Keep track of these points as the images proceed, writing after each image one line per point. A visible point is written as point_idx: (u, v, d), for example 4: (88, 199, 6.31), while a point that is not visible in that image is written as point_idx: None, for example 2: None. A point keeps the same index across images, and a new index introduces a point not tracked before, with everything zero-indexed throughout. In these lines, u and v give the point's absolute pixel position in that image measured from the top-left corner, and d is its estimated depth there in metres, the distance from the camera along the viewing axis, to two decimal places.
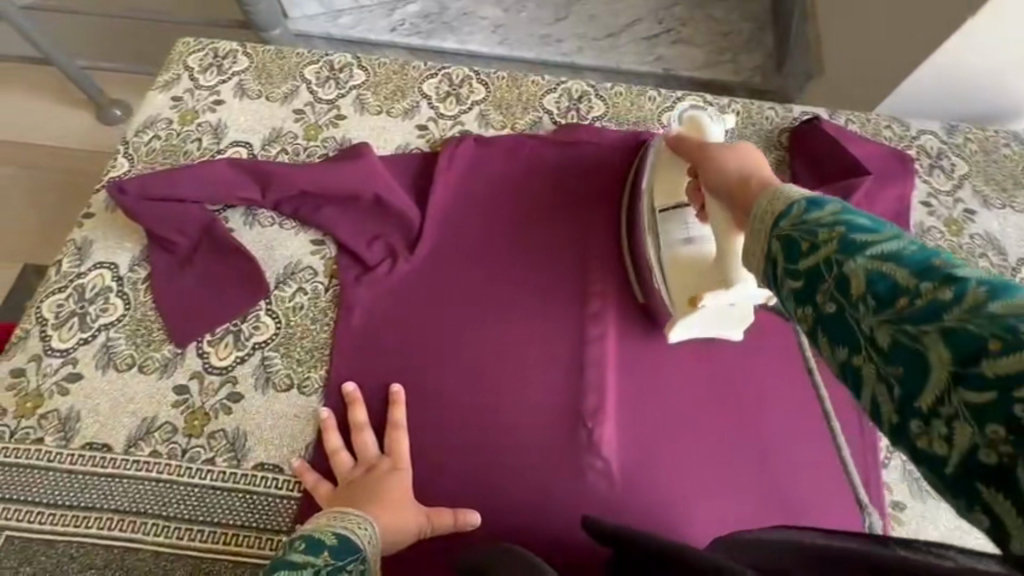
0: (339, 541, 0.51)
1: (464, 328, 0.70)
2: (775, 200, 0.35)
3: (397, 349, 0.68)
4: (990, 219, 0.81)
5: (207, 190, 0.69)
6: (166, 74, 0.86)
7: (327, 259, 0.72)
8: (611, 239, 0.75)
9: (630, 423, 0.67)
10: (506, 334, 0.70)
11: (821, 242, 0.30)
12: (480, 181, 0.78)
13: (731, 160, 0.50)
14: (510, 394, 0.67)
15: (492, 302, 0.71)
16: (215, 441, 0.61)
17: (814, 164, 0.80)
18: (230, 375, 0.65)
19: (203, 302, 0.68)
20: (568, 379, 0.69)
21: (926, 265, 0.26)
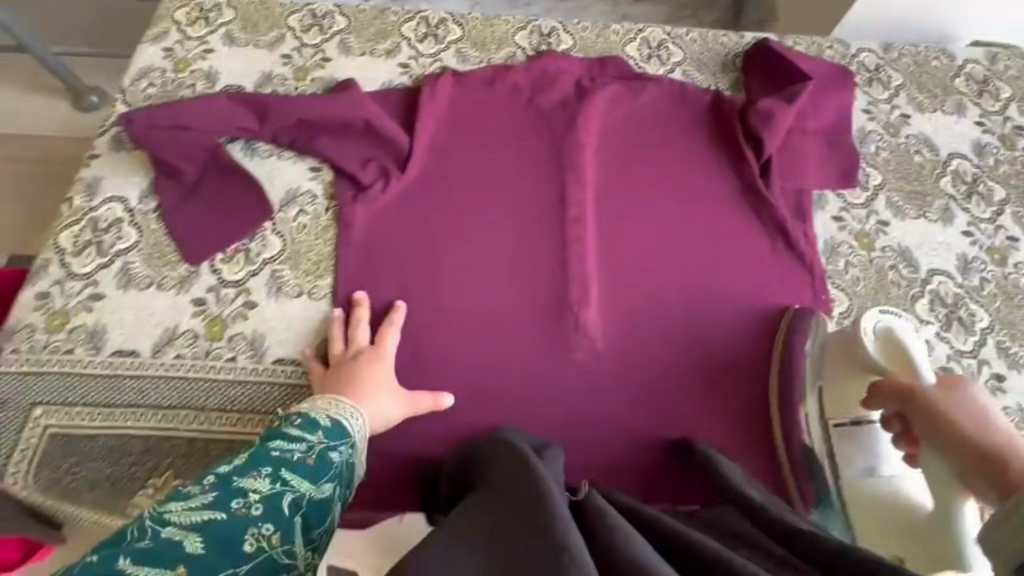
0: (330, 424, 0.55)
1: (460, 249, 0.75)
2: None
3: (401, 272, 0.74)
4: (924, 122, 0.90)
5: (208, 121, 0.74)
6: (156, 28, 0.90)
7: (324, 183, 0.78)
8: (587, 153, 0.82)
9: (613, 304, 0.74)
10: (499, 251, 0.76)
11: None
12: (462, 107, 0.84)
13: (959, 415, 0.52)
14: (503, 290, 0.74)
15: (484, 223, 0.77)
16: (236, 342, 0.67)
17: (764, 81, 0.88)
18: (243, 287, 0.70)
19: (212, 225, 0.73)
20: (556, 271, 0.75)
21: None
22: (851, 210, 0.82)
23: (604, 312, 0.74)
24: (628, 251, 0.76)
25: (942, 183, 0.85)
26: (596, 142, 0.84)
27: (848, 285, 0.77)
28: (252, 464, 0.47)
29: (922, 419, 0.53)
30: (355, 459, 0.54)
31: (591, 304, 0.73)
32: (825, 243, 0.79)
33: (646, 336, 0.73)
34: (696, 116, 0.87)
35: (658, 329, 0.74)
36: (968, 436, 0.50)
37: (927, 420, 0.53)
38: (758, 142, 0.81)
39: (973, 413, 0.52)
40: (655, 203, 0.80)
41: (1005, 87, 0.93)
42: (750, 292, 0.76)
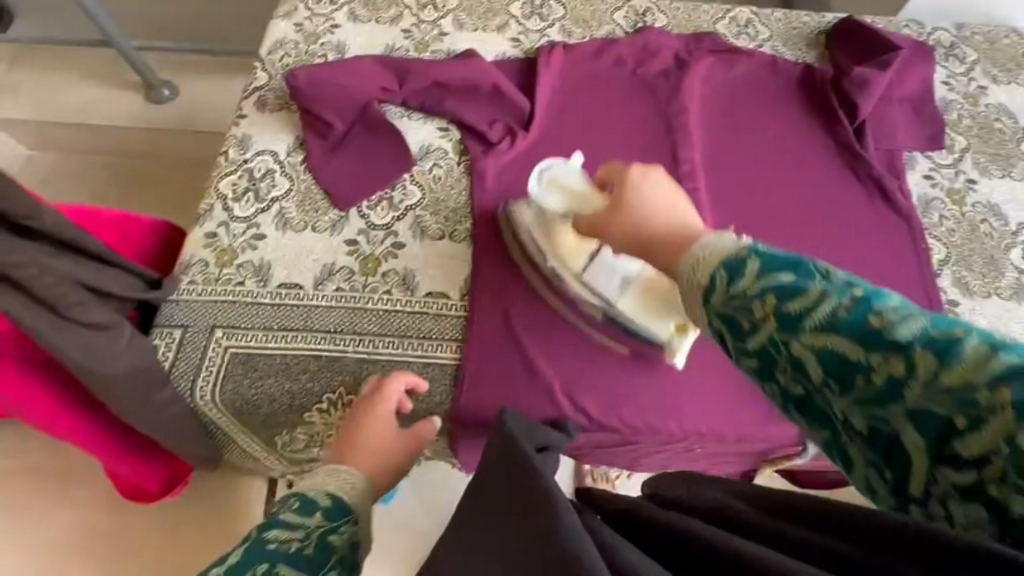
0: (333, 503, 0.53)
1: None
2: (698, 266, 0.41)
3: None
4: (1001, 93, 0.95)
5: (354, 81, 0.81)
6: (285, 6, 0.98)
7: (454, 141, 0.84)
8: (693, 116, 0.89)
9: None
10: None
11: (762, 319, 0.35)
12: (575, 77, 0.91)
13: (651, 215, 0.50)
14: None
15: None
16: (389, 278, 0.73)
17: (850, 54, 0.94)
18: (391, 230, 0.76)
19: (358, 176, 0.79)
20: None
21: (800, 289, 0.34)
22: (940, 169, 0.87)
23: None
24: (739, 207, 0.82)
25: (1023, 147, 0.90)
26: (698, 107, 0.90)
27: (945, 235, 0.82)
28: (246, 557, 0.46)
29: (608, 214, 0.54)
30: (356, 538, 0.52)
31: None
32: (919, 199, 0.85)
33: None
34: (789, 85, 0.93)
35: None
36: (647, 227, 0.50)
37: (618, 228, 0.52)
38: (852, 107, 0.87)
39: (667, 203, 0.51)
40: (760, 164, 0.86)
41: None
42: (861, 246, 0.80)
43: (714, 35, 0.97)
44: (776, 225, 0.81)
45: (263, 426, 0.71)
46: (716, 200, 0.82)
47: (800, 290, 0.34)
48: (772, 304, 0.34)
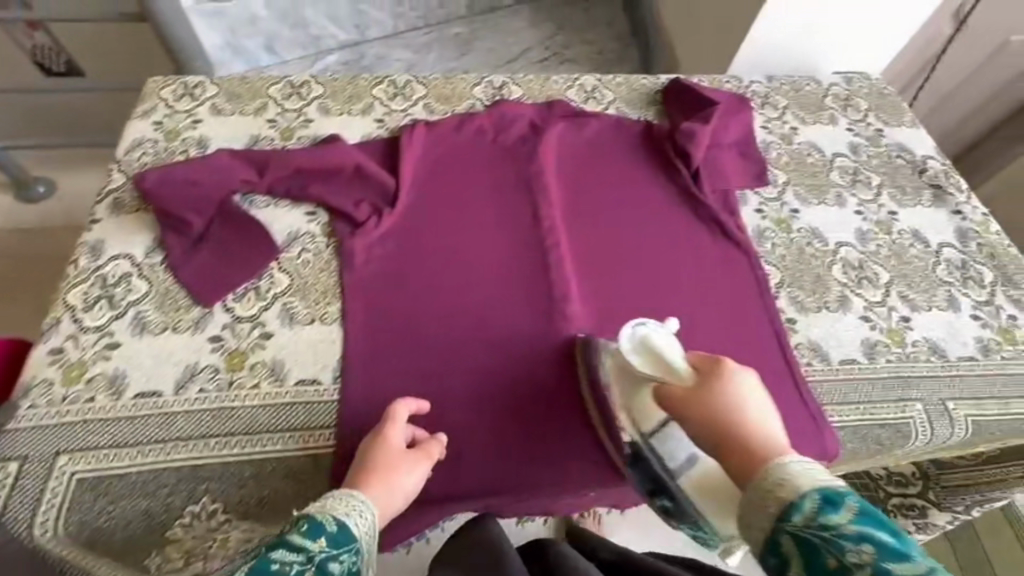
0: (338, 530, 0.54)
1: (459, 275, 0.83)
2: (784, 481, 0.48)
3: (406, 300, 0.80)
4: (809, 132, 1.11)
5: (211, 177, 0.81)
6: (144, 105, 0.98)
7: (321, 224, 0.86)
8: (550, 175, 0.96)
9: (592, 299, 0.85)
10: (492, 272, 0.84)
11: (851, 562, 0.43)
12: (439, 149, 0.97)
13: (726, 396, 0.56)
14: (493, 295, 0.83)
15: (474, 249, 0.86)
16: (258, 370, 0.72)
17: (682, 110, 1.07)
18: (257, 320, 0.76)
19: (221, 269, 0.78)
20: (539, 276, 0.85)
21: (902, 554, 0.42)
22: (768, 203, 0.99)
23: (585, 305, 0.84)
24: (597, 254, 0.89)
25: (831, 176, 1.05)
26: (554, 170, 0.98)
27: (777, 260, 0.92)
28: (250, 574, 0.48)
29: (682, 403, 0.57)
30: (357, 567, 0.53)
31: (574, 299, 0.83)
32: (754, 230, 0.96)
33: (624, 321, 0.83)
34: (633, 142, 1.04)
35: (632, 316, 0.84)
36: (724, 418, 0.54)
37: (697, 415, 0.56)
38: (686, 157, 0.98)
39: (743, 398, 0.56)
40: (615, 218, 0.93)
41: (863, 102, 1.18)
42: (707, 278, 0.89)
43: (564, 101, 1.07)
44: (632, 268, 0.88)
45: None
46: (575, 251, 0.89)
47: (902, 556, 0.42)
48: (870, 556, 0.43)
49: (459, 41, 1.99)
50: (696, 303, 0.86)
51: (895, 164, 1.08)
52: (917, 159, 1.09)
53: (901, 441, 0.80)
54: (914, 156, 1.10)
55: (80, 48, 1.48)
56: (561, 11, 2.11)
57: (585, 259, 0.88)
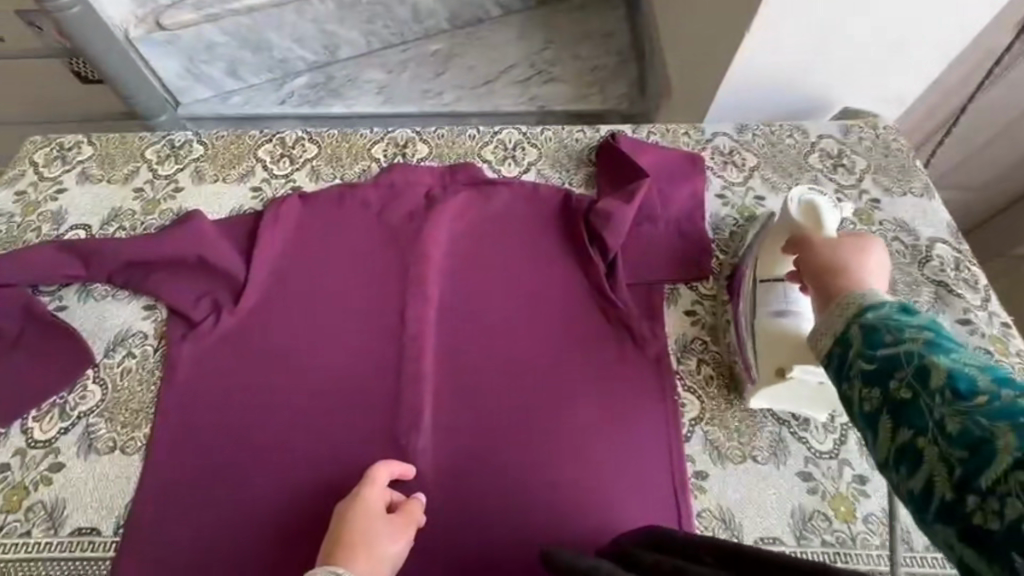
0: None
1: (295, 392, 0.72)
2: (863, 297, 0.51)
3: (224, 436, 0.69)
4: (779, 203, 0.90)
5: (32, 273, 0.74)
6: (14, 171, 0.92)
7: (157, 321, 0.76)
8: (433, 261, 0.82)
9: (446, 431, 0.72)
10: (335, 390, 0.73)
11: (907, 342, 0.44)
12: (309, 228, 0.84)
13: (849, 246, 0.59)
14: (329, 421, 0.71)
15: (321, 362, 0.74)
16: (32, 514, 0.63)
17: (614, 176, 0.88)
18: (51, 446, 0.67)
19: (25, 382, 0.70)
20: (389, 398, 0.73)
21: (965, 354, 0.42)
22: (704, 303, 0.80)
23: (436, 439, 0.71)
24: (467, 368, 0.75)
25: None
26: (440, 259, 0.82)
27: (697, 384, 0.74)
28: None
29: (804, 246, 0.62)
30: None
31: (423, 433, 0.71)
32: (677, 342, 0.77)
33: (479, 463, 0.70)
34: (547, 217, 0.86)
35: (492, 455, 0.71)
36: (834, 259, 0.58)
37: (819, 255, 0.59)
38: (601, 244, 0.80)
39: (877, 264, 0.57)
40: (501, 328, 0.78)
41: (860, 160, 0.94)
42: (596, 406, 0.73)
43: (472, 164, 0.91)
44: (505, 388, 0.74)
45: None
46: (440, 365, 0.75)
47: (973, 358, 0.42)
48: (928, 346, 0.43)
49: (437, 58, 1.83)
50: (579, 447, 0.71)
51: (888, 250, 0.85)
52: (920, 243, 0.85)
53: None
54: (917, 239, 0.86)
55: (40, 87, 1.49)
56: (553, 21, 1.91)
57: (450, 377, 0.75)
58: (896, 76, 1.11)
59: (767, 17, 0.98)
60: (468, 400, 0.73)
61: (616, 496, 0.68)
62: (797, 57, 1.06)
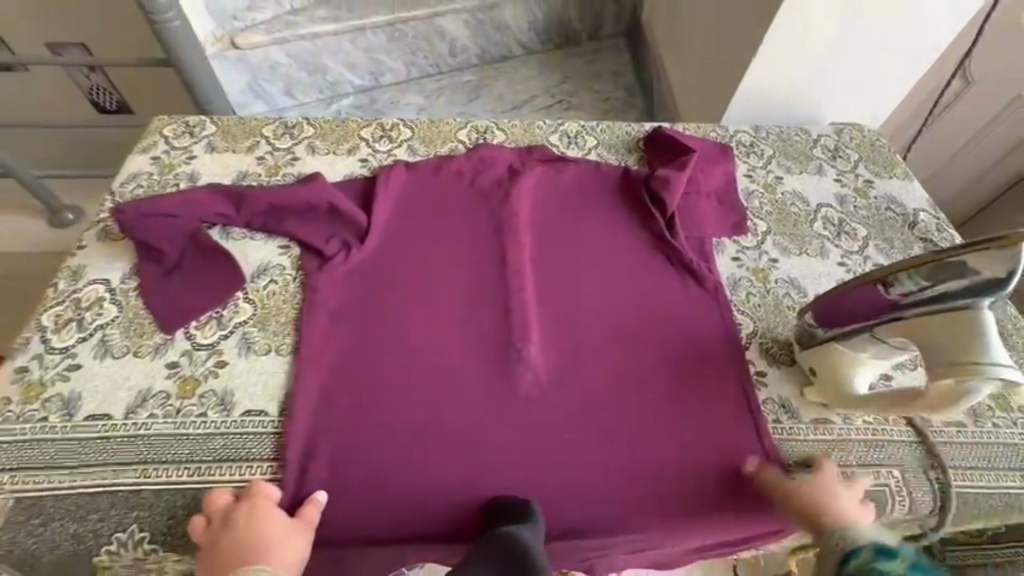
0: None
1: (419, 315, 0.85)
2: (843, 538, 0.65)
3: (364, 348, 0.80)
4: (794, 182, 1.10)
5: (189, 211, 0.86)
6: (145, 141, 1.05)
7: (293, 256, 0.88)
8: (522, 218, 0.98)
9: (550, 345, 0.84)
10: (454, 314, 0.86)
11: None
12: (415, 191, 0.99)
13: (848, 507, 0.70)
14: (450, 337, 0.83)
15: (439, 291, 0.87)
16: (207, 398, 0.72)
17: (665, 156, 1.08)
18: (215, 348, 0.77)
19: (186, 298, 0.81)
20: (500, 319, 0.86)
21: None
22: (746, 252, 0.98)
23: (543, 352, 0.83)
24: (560, 298, 0.89)
25: (815, 226, 1.02)
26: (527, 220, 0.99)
27: (750, 309, 0.90)
28: None
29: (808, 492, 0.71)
30: None
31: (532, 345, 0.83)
32: (728, 279, 0.94)
33: (580, 371, 0.83)
34: (613, 187, 1.04)
35: (590, 364, 0.83)
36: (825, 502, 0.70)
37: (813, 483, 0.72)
38: (660, 204, 0.98)
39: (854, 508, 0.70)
40: (588, 275, 0.92)
41: (853, 153, 1.16)
42: (672, 327, 0.87)
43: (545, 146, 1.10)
44: (595, 314, 0.88)
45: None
46: (539, 296, 0.89)
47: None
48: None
49: (468, 87, 2.05)
50: (661, 358, 0.84)
51: (884, 216, 1.05)
52: (908, 212, 1.06)
53: (877, 512, 0.74)
54: (905, 209, 1.07)
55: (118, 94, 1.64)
56: (570, 59, 2.17)
57: (547, 306, 0.88)
58: (871, 94, 1.35)
59: (767, 47, 1.20)
60: (566, 323, 0.87)
61: (698, 396, 0.81)
62: (789, 81, 1.30)
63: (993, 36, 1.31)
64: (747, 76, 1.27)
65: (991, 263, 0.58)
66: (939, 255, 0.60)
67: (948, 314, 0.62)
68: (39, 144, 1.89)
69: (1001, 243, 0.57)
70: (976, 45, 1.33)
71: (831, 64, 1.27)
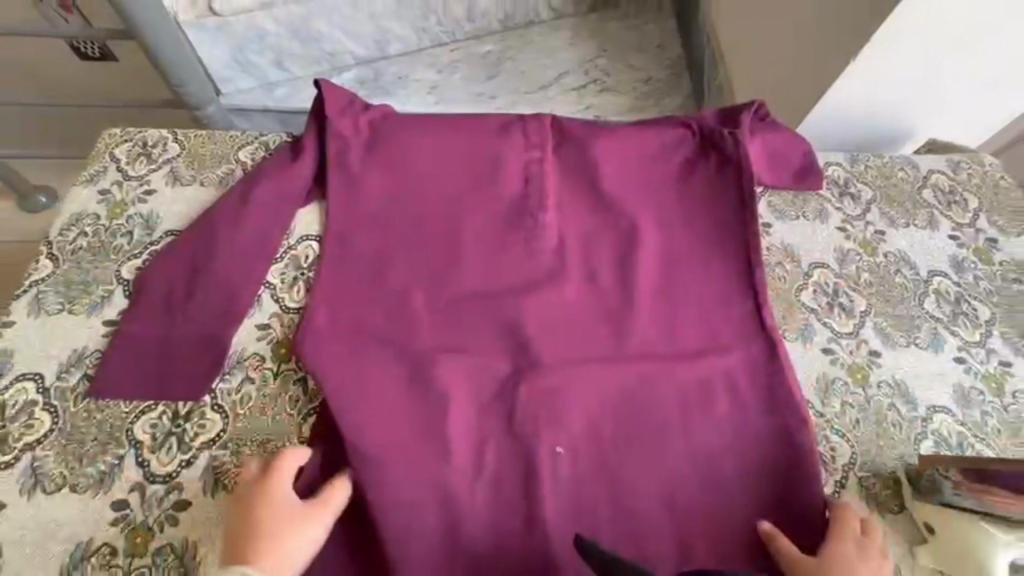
0: None
1: (415, 403, 0.69)
2: None
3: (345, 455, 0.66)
4: (899, 238, 0.88)
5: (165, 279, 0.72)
6: (92, 167, 0.84)
7: (276, 342, 0.71)
8: (560, 274, 0.80)
9: (584, 447, 0.69)
10: (457, 405, 0.70)
11: None
12: (419, 220, 0.81)
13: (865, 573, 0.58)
14: (451, 437, 0.68)
15: (439, 370, 0.71)
16: (162, 558, 0.57)
17: (719, 181, 0.87)
18: (175, 481, 0.61)
19: (154, 375, 0.67)
20: (514, 419, 0.70)
21: None
22: (839, 340, 0.78)
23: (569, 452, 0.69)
24: (596, 384, 0.72)
25: (926, 304, 0.82)
26: (556, 266, 0.81)
27: (847, 428, 0.71)
28: None
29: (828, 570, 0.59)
30: None
31: (553, 453, 0.68)
32: (818, 380, 0.75)
33: (612, 485, 0.68)
34: (677, 245, 0.84)
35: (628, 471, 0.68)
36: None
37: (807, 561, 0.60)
38: (724, 272, 0.81)
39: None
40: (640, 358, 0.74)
41: (971, 198, 0.93)
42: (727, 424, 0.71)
43: (583, 157, 0.88)
44: (623, 399, 0.72)
45: None
46: (575, 389, 0.72)
47: None
48: None
49: (489, 60, 1.76)
50: (719, 470, 0.69)
51: (1012, 292, 0.84)
52: None
53: None
54: None
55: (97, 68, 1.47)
56: (607, 27, 1.84)
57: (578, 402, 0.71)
58: (993, 105, 1.07)
59: (871, 53, 0.91)
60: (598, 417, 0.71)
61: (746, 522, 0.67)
62: (889, 92, 1.02)
63: None
64: (840, 86, 0.99)
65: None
66: None
67: None
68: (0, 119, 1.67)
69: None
70: None
71: (943, 73, 0.99)
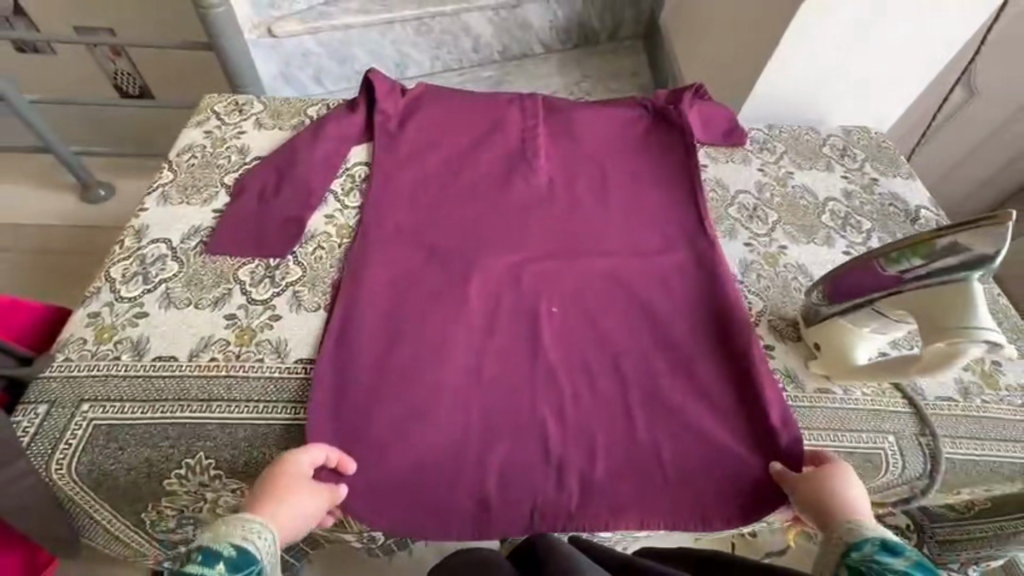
0: (237, 553, 0.57)
1: (440, 261, 0.92)
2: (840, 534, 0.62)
3: (390, 290, 0.88)
4: (804, 177, 1.16)
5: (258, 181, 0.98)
6: (198, 117, 1.12)
7: (338, 226, 0.96)
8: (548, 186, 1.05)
9: (566, 293, 0.92)
10: (471, 263, 0.93)
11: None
12: (438, 148, 1.07)
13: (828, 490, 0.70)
14: (465, 281, 0.90)
15: (458, 242, 0.95)
16: (263, 346, 0.80)
17: (668, 135, 1.15)
18: (269, 304, 0.84)
19: (251, 240, 0.91)
20: (513, 275, 0.93)
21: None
22: (757, 239, 1.04)
23: (556, 294, 0.91)
24: (573, 254, 0.96)
25: (822, 218, 1.09)
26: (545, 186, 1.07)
27: (761, 291, 0.96)
28: None
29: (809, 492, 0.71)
30: None
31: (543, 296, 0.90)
32: (740, 263, 1.00)
33: (589, 317, 0.89)
34: (637, 170, 1.10)
35: (600, 308, 0.91)
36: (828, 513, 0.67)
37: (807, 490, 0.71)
38: (674, 188, 1.07)
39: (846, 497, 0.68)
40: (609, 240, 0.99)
41: (860, 152, 1.23)
42: (674, 281, 0.95)
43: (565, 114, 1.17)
44: (596, 264, 0.96)
45: (123, 500, 0.71)
46: (559, 258, 0.96)
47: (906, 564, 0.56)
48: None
49: (491, 81, 2.10)
50: (669, 310, 0.91)
51: (889, 212, 1.12)
52: (910, 209, 1.13)
53: (872, 472, 0.80)
54: (907, 206, 1.13)
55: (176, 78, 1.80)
56: (589, 60, 2.19)
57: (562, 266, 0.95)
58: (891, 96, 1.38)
59: (785, 44, 1.23)
60: (576, 274, 0.94)
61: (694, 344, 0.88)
62: (804, 81, 1.33)
63: (996, 48, 1.37)
64: (767, 73, 1.30)
65: (982, 240, 0.64)
66: (937, 233, 0.67)
67: (939, 287, 0.69)
68: (81, 124, 1.98)
69: (991, 221, 0.63)
70: (982, 59, 1.40)
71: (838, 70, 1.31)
